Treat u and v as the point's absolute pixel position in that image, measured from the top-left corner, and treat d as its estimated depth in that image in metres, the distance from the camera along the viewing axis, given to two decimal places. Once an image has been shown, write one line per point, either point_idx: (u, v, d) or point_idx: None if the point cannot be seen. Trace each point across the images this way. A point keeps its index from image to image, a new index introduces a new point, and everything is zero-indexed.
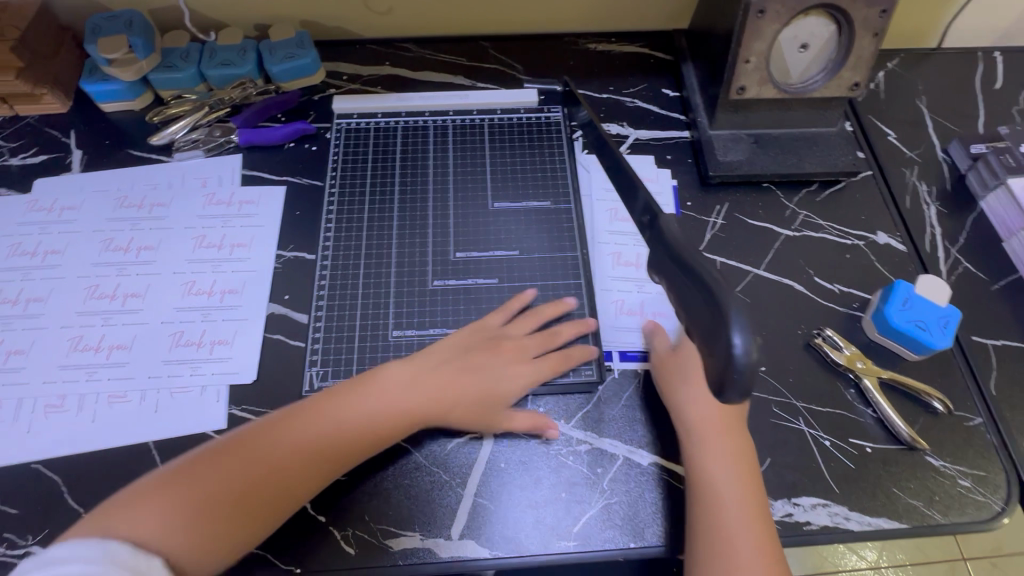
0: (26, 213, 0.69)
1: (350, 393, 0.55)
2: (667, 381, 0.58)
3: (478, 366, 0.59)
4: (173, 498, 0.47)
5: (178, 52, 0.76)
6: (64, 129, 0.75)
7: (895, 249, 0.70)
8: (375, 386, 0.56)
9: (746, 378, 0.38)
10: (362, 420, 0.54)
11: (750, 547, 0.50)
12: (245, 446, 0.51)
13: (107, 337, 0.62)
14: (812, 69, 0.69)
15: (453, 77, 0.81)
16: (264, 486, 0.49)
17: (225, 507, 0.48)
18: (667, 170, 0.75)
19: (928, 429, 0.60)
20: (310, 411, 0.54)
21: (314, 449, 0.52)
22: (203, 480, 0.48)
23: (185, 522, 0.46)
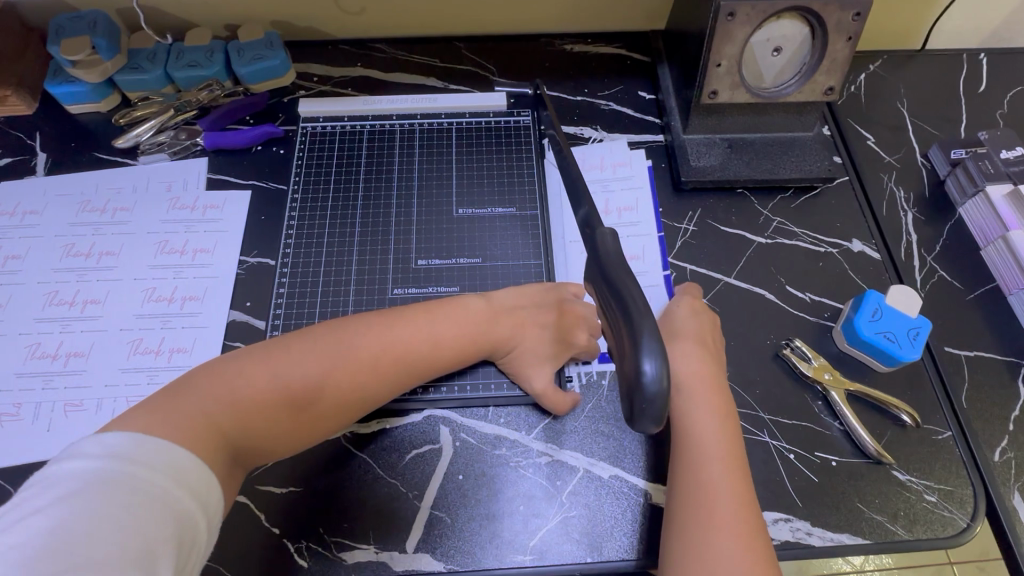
0: None
1: (442, 311, 0.55)
2: None
3: (527, 314, 0.58)
4: (265, 382, 0.46)
5: (144, 53, 0.75)
6: (29, 131, 0.74)
7: (869, 258, 0.69)
8: (464, 310, 0.56)
9: (656, 412, 0.36)
10: (448, 342, 0.54)
11: (726, 493, 0.48)
12: (336, 346, 0.49)
13: (66, 344, 0.61)
14: (787, 73, 0.68)
15: (425, 80, 0.80)
16: (349, 392, 0.49)
17: (312, 405, 0.47)
18: (640, 153, 0.74)
19: (894, 443, 0.59)
20: (393, 320, 0.52)
21: (403, 366, 0.51)
22: (295, 374, 0.47)
23: (267, 411, 0.46)
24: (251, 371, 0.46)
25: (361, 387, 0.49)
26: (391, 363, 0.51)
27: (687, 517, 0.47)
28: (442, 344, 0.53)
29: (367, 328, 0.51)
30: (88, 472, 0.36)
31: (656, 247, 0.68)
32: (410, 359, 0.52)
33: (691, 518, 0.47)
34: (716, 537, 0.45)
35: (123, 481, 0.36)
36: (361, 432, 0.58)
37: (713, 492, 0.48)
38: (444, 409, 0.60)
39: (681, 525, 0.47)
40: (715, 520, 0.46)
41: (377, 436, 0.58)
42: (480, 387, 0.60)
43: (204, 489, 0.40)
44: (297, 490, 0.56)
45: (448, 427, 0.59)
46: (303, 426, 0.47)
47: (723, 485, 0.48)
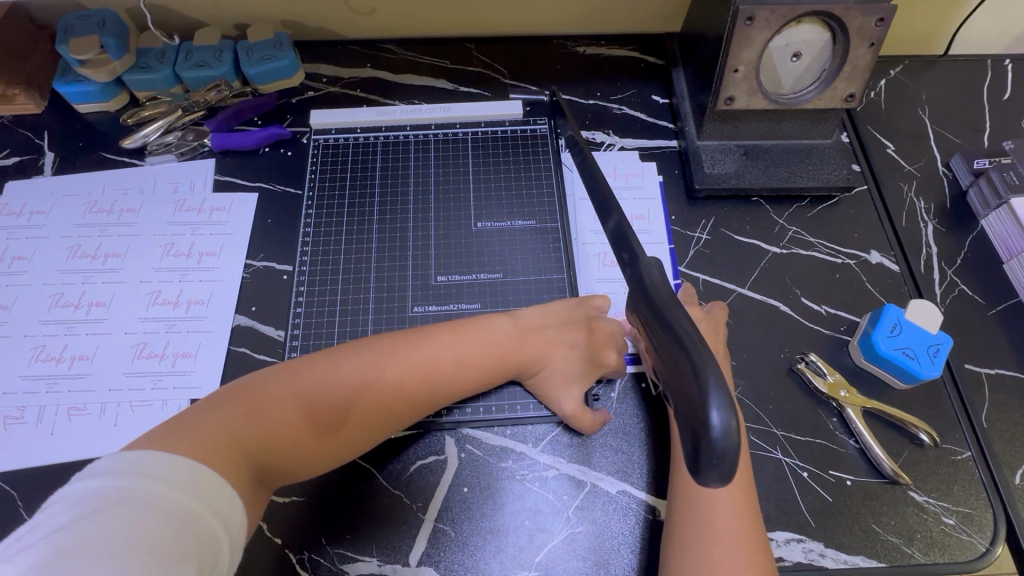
0: None
1: (467, 330, 0.54)
2: None
3: (554, 332, 0.56)
4: (294, 407, 0.45)
5: (153, 53, 0.74)
6: (37, 131, 0.74)
7: (888, 270, 0.67)
8: (489, 329, 0.54)
9: (724, 464, 0.31)
10: (474, 362, 0.53)
11: (727, 512, 0.46)
12: (363, 369, 0.48)
13: (70, 347, 0.61)
14: (806, 79, 0.66)
15: (435, 81, 0.79)
16: (375, 415, 0.48)
17: (339, 429, 0.46)
18: (651, 164, 0.73)
19: (912, 463, 0.57)
20: (418, 341, 0.51)
21: (430, 388, 0.50)
22: (324, 398, 0.46)
23: (296, 437, 0.45)
24: (281, 396, 0.45)
25: (385, 410, 0.48)
26: (418, 385, 0.49)
27: (686, 534, 0.46)
28: (468, 366, 0.52)
29: (393, 349, 0.50)
30: (111, 488, 0.35)
31: (667, 258, 0.67)
32: (436, 381, 0.50)
33: (689, 534, 0.46)
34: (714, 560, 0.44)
35: (148, 497, 0.35)
36: None
37: (713, 512, 0.46)
38: (462, 431, 0.58)
39: (679, 545, 0.46)
40: (715, 539, 0.44)
41: (381, 448, 0.57)
42: (490, 408, 0.59)
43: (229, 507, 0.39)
44: (300, 499, 0.55)
45: (454, 436, 0.58)
46: (331, 450, 0.47)
47: (724, 503, 0.46)
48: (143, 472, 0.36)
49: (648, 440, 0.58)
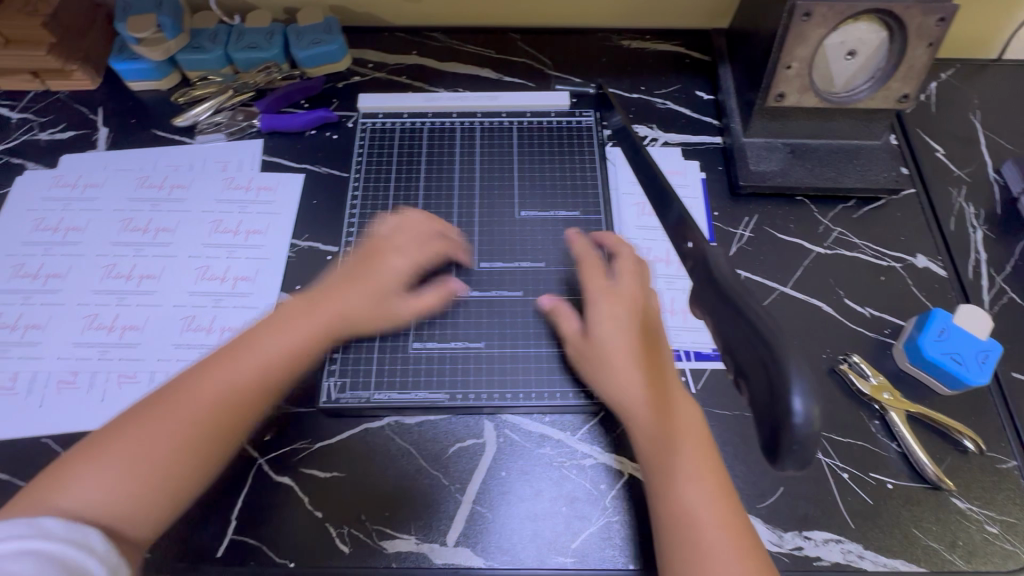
0: (51, 187, 0.70)
1: (287, 323, 0.52)
2: (585, 365, 0.56)
3: (365, 274, 0.56)
4: (122, 458, 0.44)
5: (206, 33, 0.75)
6: (92, 106, 0.76)
7: (935, 274, 0.66)
8: (286, 318, 0.52)
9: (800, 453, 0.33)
10: (249, 388, 0.49)
11: (712, 523, 0.45)
12: (146, 405, 0.47)
13: (121, 317, 0.62)
14: (859, 78, 0.65)
15: (480, 70, 0.79)
16: (200, 438, 0.46)
17: (174, 461, 0.45)
18: (694, 161, 0.73)
19: (955, 469, 0.56)
20: (220, 357, 0.50)
21: (250, 398, 0.48)
22: (149, 441, 0.45)
23: (134, 481, 0.44)
24: (107, 454, 0.44)
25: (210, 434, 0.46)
26: (213, 396, 0.47)
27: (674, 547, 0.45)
28: (248, 380, 0.49)
29: (164, 382, 0.48)
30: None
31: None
32: (234, 393, 0.48)
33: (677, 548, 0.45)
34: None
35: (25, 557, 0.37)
36: (407, 423, 0.58)
37: (697, 527, 0.45)
38: (500, 417, 0.58)
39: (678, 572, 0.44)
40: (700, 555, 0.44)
41: (421, 429, 0.58)
42: (534, 395, 0.58)
43: (116, 559, 0.41)
44: (341, 474, 0.56)
45: (493, 422, 0.58)
46: (181, 476, 0.46)
47: (710, 517, 0.45)
48: (31, 532, 0.38)
49: None
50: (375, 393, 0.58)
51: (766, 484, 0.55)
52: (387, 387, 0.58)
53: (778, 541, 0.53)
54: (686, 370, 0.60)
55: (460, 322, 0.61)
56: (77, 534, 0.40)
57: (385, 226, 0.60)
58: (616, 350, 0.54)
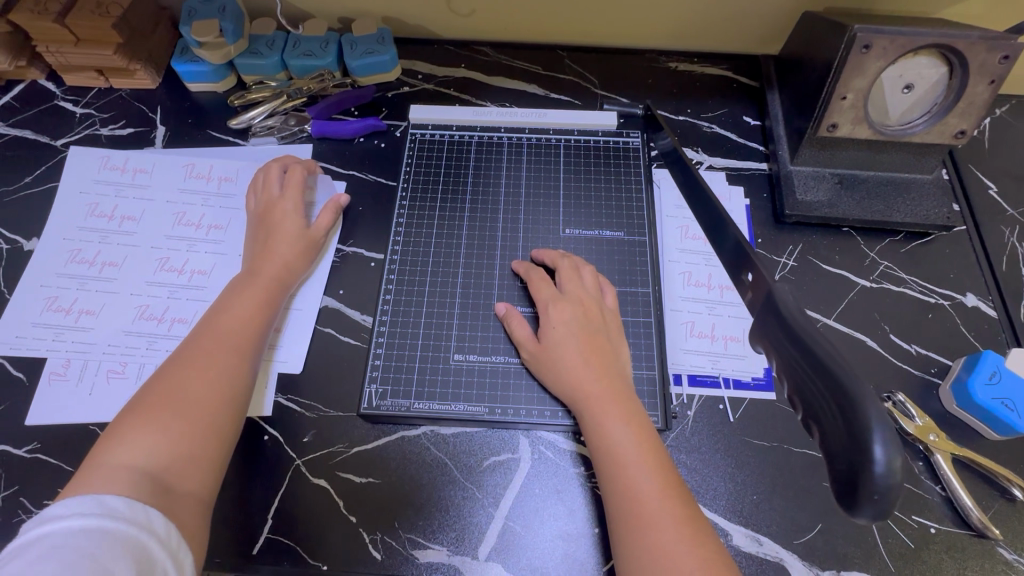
0: (101, 171, 0.72)
1: (248, 291, 0.58)
2: (541, 373, 0.57)
3: (267, 236, 0.63)
4: (169, 423, 0.47)
5: (264, 39, 0.77)
6: (152, 105, 0.78)
7: (984, 314, 0.64)
8: (242, 279, 0.59)
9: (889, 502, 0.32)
10: (226, 337, 0.54)
11: (653, 497, 0.46)
12: (168, 372, 0.50)
13: (171, 309, 0.64)
14: (915, 112, 0.64)
15: (528, 86, 0.80)
16: (227, 392, 0.51)
17: (211, 416, 0.49)
18: (738, 187, 0.72)
19: (1002, 517, 0.54)
20: (201, 330, 0.54)
21: (215, 353, 0.52)
22: (187, 401, 0.49)
23: (187, 440, 0.47)
24: (153, 421, 0.47)
25: (231, 379, 0.52)
26: (213, 356, 0.52)
27: (624, 532, 0.46)
28: (239, 327, 0.55)
29: (183, 352, 0.52)
30: (60, 529, 0.38)
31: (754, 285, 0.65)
32: (237, 339, 0.54)
33: (626, 533, 0.46)
34: (656, 547, 0.44)
35: (97, 533, 0.38)
36: (443, 433, 0.58)
37: (638, 501, 0.46)
38: (536, 434, 0.58)
39: (623, 542, 0.46)
40: (649, 529, 0.45)
41: (457, 439, 0.58)
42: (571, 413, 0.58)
43: (175, 540, 0.42)
44: (375, 481, 0.56)
45: (528, 437, 0.58)
46: (222, 433, 0.49)
47: (648, 491, 0.46)
48: (92, 509, 0.40)
49: (724, 462, 0.57)
50: (415, 402, 0.59)
51: (804, 520, 0.54)
52: (426, 397, 0.59)
53: None
54: (725, 399, 0.59)
55: (500, 335, 0.61)
56: (140, 515, 0.41)
57: (258, 201, 0.66)
58: (568, 353, 0.55)
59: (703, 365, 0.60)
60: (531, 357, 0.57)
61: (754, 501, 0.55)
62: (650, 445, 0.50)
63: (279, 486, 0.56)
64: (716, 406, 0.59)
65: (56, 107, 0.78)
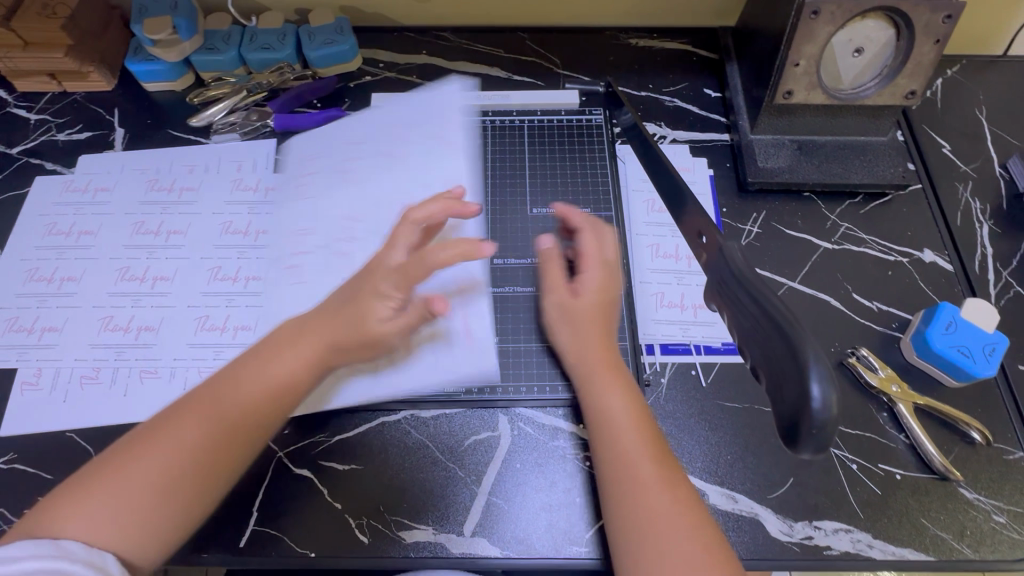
0: (62, 194, 0.71)
1: (264, 363, 0.51)
2: (562, 325, 0.56)
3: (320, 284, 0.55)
4: (129, 491, 0.44)
5: (220, 34, 0.76)
6: (108, 108, 0.77)
7: (941, 269, 0.67)
8: (286, 336, 0.53)
9: (825, 440, 0.34)
10: (236, 407, 0.49)
11: (649, 463, 0.47)
12: (165, 422, 0.48)
13: (136, 318, 0.63)
14: (867, 75, 0.66)
15: (490, 69, 0.80)
16: (208, 466, 0.47)
17: (184, 489, 0.46)
18: (702, 159, 0.73)
19: (963, 460, 0.57)
20: (221, 383, 0.50)
21: (220, 420, 0.48)
22: (165, 467, 0.45)
23: (149, 508, 0.45)
24: (130, 479, 0.45)
25: (218, 454, 0.47)
26: (214, 423, 0.48)
27: (614, 491, 0.47)
28: (256, 399, 0.49)
29: (190, 408, 0.48)
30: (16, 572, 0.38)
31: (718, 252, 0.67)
32: (244, 413, 0.49)
33: (618, 493, 0.47)
34: (648, 507, 0.45)
35: None
36: (423, 416, 0.59)
37: (633, 466, 0.47)
38: (515, 411, 0.59)
39: (612, 502, 0.47)
40: (643, 491, 0.46)
41: (438, 421, 0.59)
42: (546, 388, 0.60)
43: None
44: (365, 466, 0.57)
45: (507, 415, 0.59)
46: (191, 506, 0.46)
47: (641, 456, 0.48)
48: (50, 551, 0.40)
49: (698, 425, 0.58)
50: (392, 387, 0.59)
51: (777, 475, 0.56)
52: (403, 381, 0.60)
53: (788, 531, 0.54)
54: (697, 365, 0.61)
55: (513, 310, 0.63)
56: (97, 558, 0.42)
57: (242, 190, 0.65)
58: (594, 317, 0.55)
59: (673, 334, 0.62)
60: (563, 305, 0.56)
61: (728, 461, 0.57)
62: (643, 415, 0.51)
63: (263, 477, 0.56)
64: (688, 372, 0.61)
65: (9, 114, 0.76)
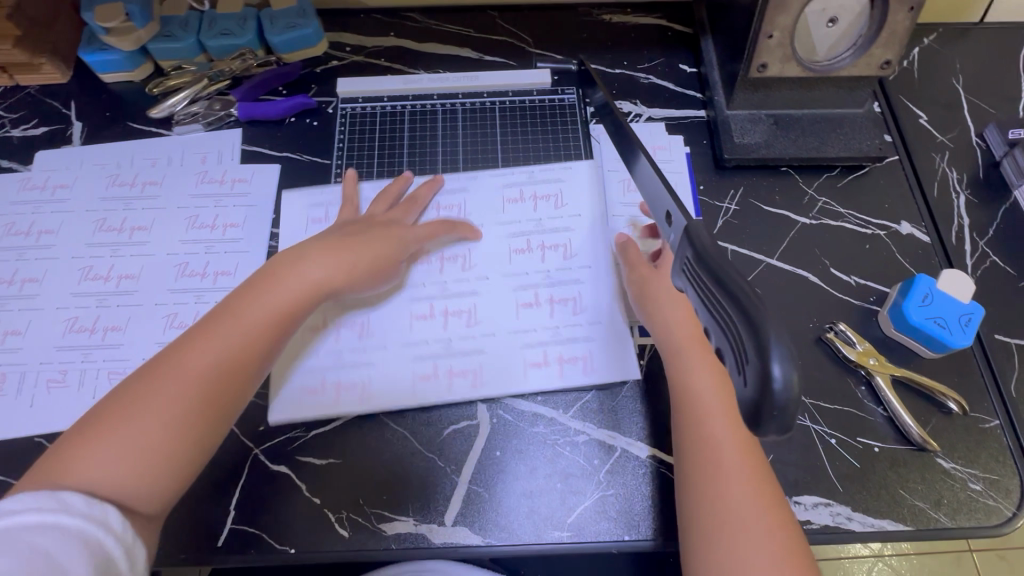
0: (19, 191, 0.68)
1: (260, 292, 0.53)
2: (649, 298, 0.58)
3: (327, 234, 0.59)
4: (138, 429, 0.45)
5: (177, 21, 0.73)
6: (64, 101, 0.74)
7: (918, 240, 0.66)
8: (272, 274, 0.55)
9: (789, 424, 0.27)
10: (235, 337, 0.51)
11: (733, 452, 0.49)
12: (164, 358, 0.49)
13: (102, 318, 0.62)
14: (841, 45, 0.64)
15: (460, 50, 0.78)
16: (216, 394, 0.49)
17: (192, 422, 0.47)
18: (678, 137, 0.72)
19: (940, 430, 0.57)
20: (212, 319, 0.52)
21: (219, 350, 0.50)
22: (170, 397, 0.47)
23: (158, 442, 0.46)
24: (135, 416, 0.46)
25: (224, 382, 0.49)
26: (213, 352, 0.50)
27: (694, 472, 0.49)
28: (253, 330, 0.52)
29: (188, 341, 0.50)
30: (13, 525, 0.37)
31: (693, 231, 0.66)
32: (244, 343, 0.51)
33: (698, 475, 0.49)
34: (725, 492, 0.47)
35: (54, 531, 0.38)
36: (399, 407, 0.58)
37: (720, 451, 0.49)
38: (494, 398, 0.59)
39: (692, 483, 0.49)
40: (722, 476, 0.48)
41: (416, 412, 0.58)
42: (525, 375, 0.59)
43: (130, 539, 0.41)
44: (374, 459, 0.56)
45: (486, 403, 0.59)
46: (198, 440, 0.48)
47: (727, 443, 0.50)
48: (50, 505, 0.39)
49: None
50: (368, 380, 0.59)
51: None
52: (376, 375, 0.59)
53: None
54: None
55: (575, 339, 0.61)
56: (99, 514, 0.40)
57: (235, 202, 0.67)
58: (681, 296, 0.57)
59: None
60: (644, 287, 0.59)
61: None
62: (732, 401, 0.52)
63: (239, 474, 0.55)
64: None
65: None
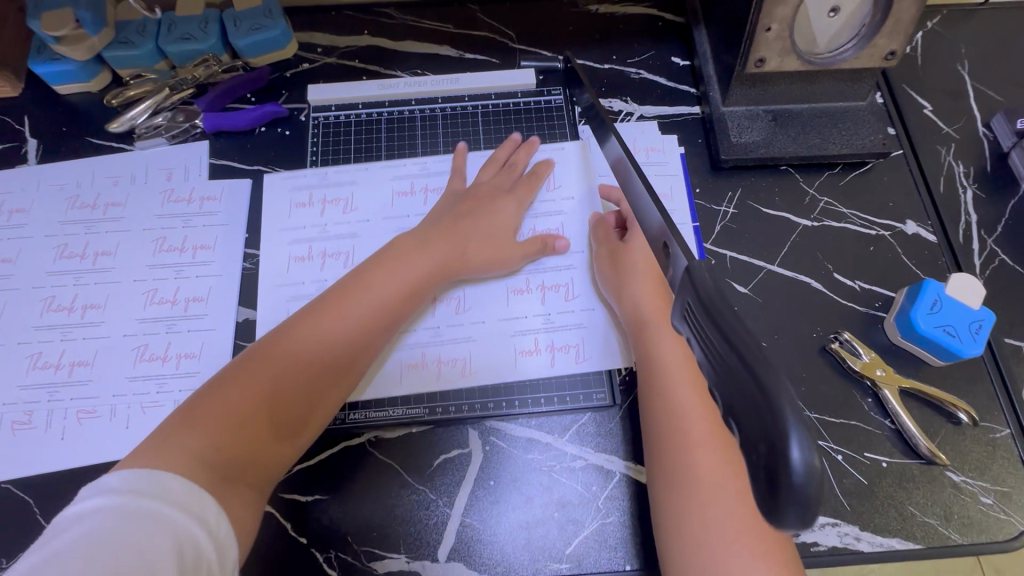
0: None
1: (391, 267, 0.54)
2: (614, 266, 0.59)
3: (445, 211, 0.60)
4: (263, 393, 0.45)
5: (133, 25, 0.68)
6: (17, 116, 0.69)
7: (924, 240, 0.64)
8: (398, 254, 0.55)
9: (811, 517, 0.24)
10: (366, 312, 0.51)
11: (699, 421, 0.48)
12: (298, 324, 0.49)
13: (68, 353, 0.58)
14: (843, 37, 0.60)
15: (439, 48, 0.73)
16: (339, 368, 0.49)
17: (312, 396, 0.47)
18: (672, 136, 0.68)
19: (950, 442, 0.55)
20: (343, 292, 0.52)
21: (352, 321, 0.50)
22: (298, 365, 0.47)
23: (280, 411, 0.45)
24: (261, 379, 0.45)
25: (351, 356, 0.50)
26: (343, 324, 0.50)
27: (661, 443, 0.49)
28: (383, 306, 0.52)
29: (322, 308, 0.51)
30: (111, 506, 0.36)
31: (691, 237, 0.63)
32: (372, 319, 0.51)
33: (665, 448, 0.48)
34: (693, 463, 0.46)
35: (146, 515, 0.35)
36: (386, 437, 0.56)
37: (686, 419, 0.48)
38: (486, 424, 0.56)
39: (660, 456, 0.48)
40: (692, 445, 0.47)
41: (404, 441, 0.55)
42: (515, 403, 0.57)
43: (220, 531, 0.38)
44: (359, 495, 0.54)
45: (478, 429, 0.56)
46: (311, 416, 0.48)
47: (692, 409, 0.49)
48: (148, 485, 0.37)
49: None
50: (351, 412, 0.56)
51: None
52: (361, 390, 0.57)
53: None
54: None
55: (568, 328, 0.60)
56: (191, 499, 0.38)
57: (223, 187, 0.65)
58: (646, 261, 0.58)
59: None
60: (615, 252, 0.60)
61: None
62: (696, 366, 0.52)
63: None
64: None
65: None
